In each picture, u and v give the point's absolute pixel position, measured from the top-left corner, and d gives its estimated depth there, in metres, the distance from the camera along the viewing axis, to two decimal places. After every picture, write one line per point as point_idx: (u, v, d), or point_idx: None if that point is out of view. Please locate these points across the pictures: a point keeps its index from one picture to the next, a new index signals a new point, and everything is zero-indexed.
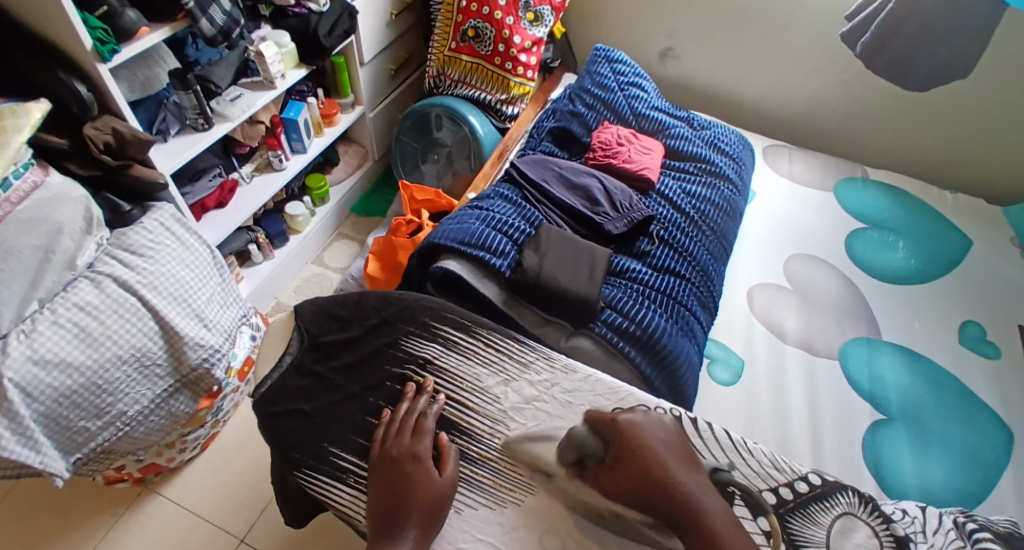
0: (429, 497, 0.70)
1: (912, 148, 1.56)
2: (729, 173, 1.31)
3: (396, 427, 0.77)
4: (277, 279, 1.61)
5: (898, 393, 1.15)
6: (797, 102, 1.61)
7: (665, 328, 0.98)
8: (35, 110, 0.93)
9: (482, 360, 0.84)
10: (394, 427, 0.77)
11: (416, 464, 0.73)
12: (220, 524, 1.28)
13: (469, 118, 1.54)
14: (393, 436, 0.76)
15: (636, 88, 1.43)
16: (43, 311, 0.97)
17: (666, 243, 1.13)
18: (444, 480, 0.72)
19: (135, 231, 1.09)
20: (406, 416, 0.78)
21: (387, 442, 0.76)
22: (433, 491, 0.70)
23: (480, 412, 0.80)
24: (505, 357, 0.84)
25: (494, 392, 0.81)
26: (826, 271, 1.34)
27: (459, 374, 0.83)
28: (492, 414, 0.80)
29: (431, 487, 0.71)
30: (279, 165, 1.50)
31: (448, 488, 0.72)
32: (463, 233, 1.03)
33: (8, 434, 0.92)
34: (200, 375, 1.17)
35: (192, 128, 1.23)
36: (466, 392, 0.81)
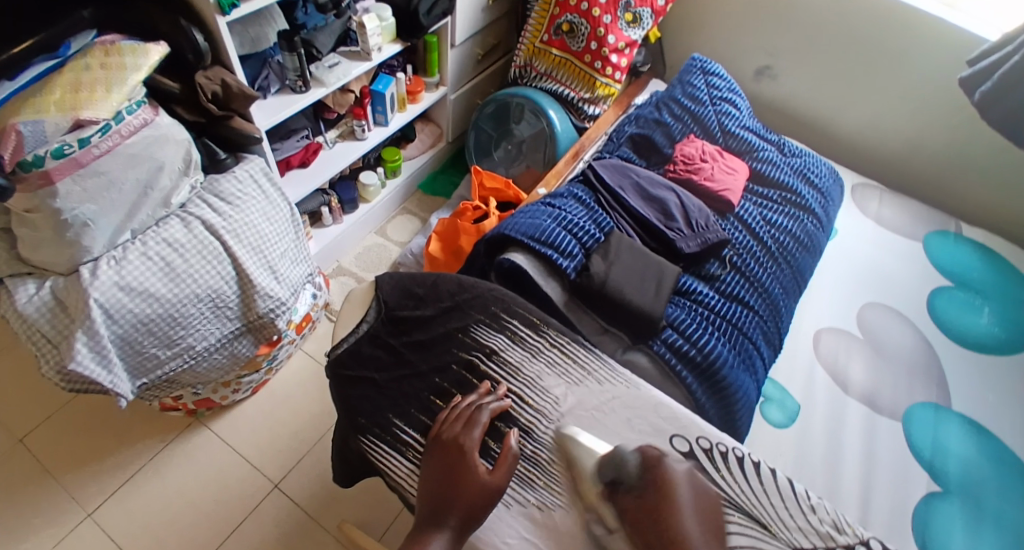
0: (472, 496, 0.69)
1: (1010, 209, 1.47)
2: (815, 207, 1.26)
3: (454, 414, 0.78)
4: (341, 243, 1.65)
5: (960, 467, 1.09)
6: (893, 142, 1.54)
7: (728, 360, 0.95)
8: (154, 53, 0.97)
9: (546, 360, 0.84)
10: (453, 414, 0.78)
11: (466, 459, 0.73)
12: (258, 466, 1.33)
13: (549, 112, 1.55)
14: (450, 422, 0.78)
15: (728, 104, 1.39)
16: (133, 242, 1.06)
17: (737, 269, 1.11)
18: (493, 480, 0.71)
19: (227, 179, 1.16)
20: (465, 406, 0.79)
21: (443, 428, 0.78)
22: (479, 490, 0.70)
23: (536, 411, 0.80)
24: (568, 360, 0.84)
25: (554, 393, 0.81)
26: (901, 326, 1.29)
27: (521, 371, 0.83)
28: (548, 415, 0.79)
29: (475, 483, 0.70)
30: (360, 135, 1.54)
31: (496, 489, 0.71)
32: (533, 228, 1.03)
33: (86, 350, 0.99)
34: (265, 323, 1.23)
35: (291, 89, 1.29)
36: (524, 388, 0.81)
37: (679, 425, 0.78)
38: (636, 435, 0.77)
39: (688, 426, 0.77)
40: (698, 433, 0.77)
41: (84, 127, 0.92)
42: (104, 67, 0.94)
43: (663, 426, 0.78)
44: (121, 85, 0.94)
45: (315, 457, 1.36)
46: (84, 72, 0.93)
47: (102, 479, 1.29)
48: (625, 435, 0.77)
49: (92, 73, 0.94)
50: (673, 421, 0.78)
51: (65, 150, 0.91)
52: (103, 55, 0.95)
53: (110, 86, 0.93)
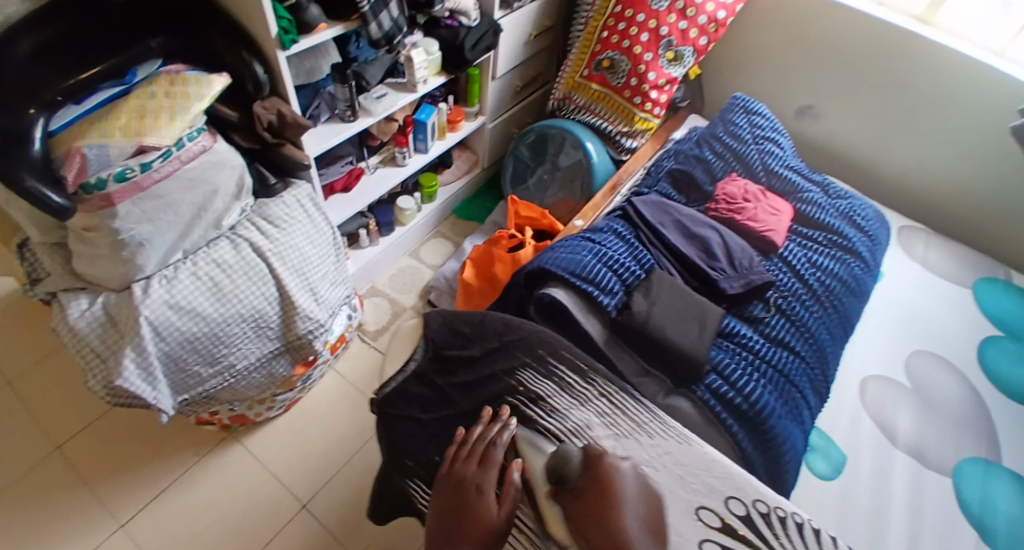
0: (479, 535, 0.72)
1: None
2: (862, 250, 1.25)
3: (466, 450, 0.80)
4: (378, 264, 1.67)
5: (1009, 524, 1.07)
6: (939, 186, 1.51)
7: (775, 409, 0.94)
8: (217, 83, 1.02)
9: (594, 408, 0.79)
10: (464, 450, 0.80)
11: (473, 496, 0.76)
12: (288, 485, 1.34)
13: (586, 143, 1.56)
14: (462, 459, 0.80)
15: (771, 143, 1.38)
16: (184, 262, 1.09)
17: (782, 312, 1.10)
18: (497, 518, 0.74)
19: (276, 203, 1.20)
20: (476, 441, 0.81)
21: (455, 464, 0.80)
22: (486, 530, 0.72)
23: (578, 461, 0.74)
24: (617, 406, 0.79)
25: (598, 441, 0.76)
26: (950, 375, 1.27)
27: (570, 419, 0.79)
28: (591, 467, 0.73)
29: (482, 524, 0.73)
30: (401, 161, 1.58)
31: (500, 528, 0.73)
32: (574, 264, 1.03)
33: (134, 366, 1.02)
34: (303, 344, 1.24)
35: (340, 118, 1.36)
36: (567, 437, 0.77)
37: (734, 484, 0.69)
38: (688, 494, 0.68)
39: (742, 486, 0.68)
40: (754, 496, 0.67)
41: (147, 152, 0.96)
42: (169, 96, 0.99)
43: (717, 485, 0.69)
44: (184, 114, 0.98)
45: (343, 479, 1.36)
46: (150, 100, 0.97)
47: (135, 491, 1.30)
48: (678, 495, 0.68)
49: (157, 101, 0.98)
50: (730, 483, 0.69)
51: (126, 173, 0.94)
52: (169, 84, 0.99)
53: (174, 113, 0.97)
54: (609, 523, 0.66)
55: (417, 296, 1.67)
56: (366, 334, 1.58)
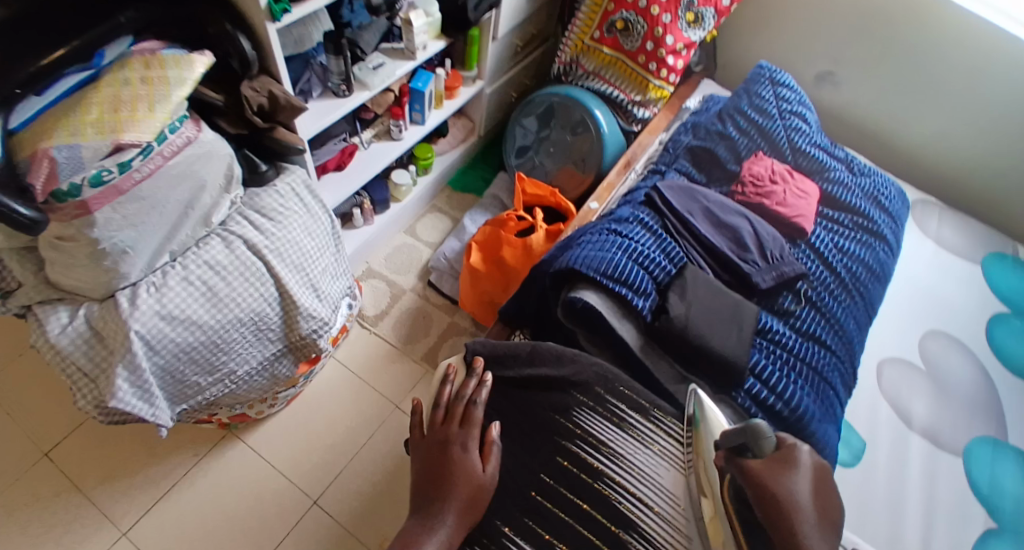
0: (470, 488, 0.74)
1: None
2: (886, 232, 1.22)
3: (443, 413, 0.83)
4: (373, 244, 1.59)
5: (1016, 504, 1.09)
6: (955, 160, 1.52)
7: (813, 411, 0.92)
8: (199, 63, 0.89)
9: (659, 454, 0.83)
10: (442, 413, 0.82)
11: (453, 448, 0.77)
12: (296, 482, 1.29)
13: (595, 111, 1.47)
14: (441, 422, 0.82)
15: (798, 118, 1.31)
16: (173, 265, 0.99)
17: (812, 304, 1.08)
18: (485, 473, 0.76)
19: (268, 193, 1.09)
20: (453, 403, 0.83)
21: (433, 426, 0.82)
22: (477, 484, 0.75)
23: (657, 512, 0.79)
24: (681, 449, 0.84)
25: (670, 489, 0.81)
26: (962, 357, 1.27)
27: (636, 466, 0.81)
28: (671, 518, 0.79)
29: (472, 477, 0.75)
30: (397, 134, 1.48)
31: (488, 482, 0.76)
32: (603, 262, 0.97)
33: (128, 385, 0.93)
34: (307, 343, 1.16)
35: (332, 93, 1.23)
36: (639, 485, 0.80)
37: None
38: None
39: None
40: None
41: (124, 149, 0.83)
42: (145, 82, 0.85)
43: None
44: (165, 103, 0.85)
45: (352, 472, 1.31)
46: (124, 88, 0.84)
47: (134, 496, 1.24)
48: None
49: (132, 89, 0.84)
50: None
51: (104, 176, 0.83)
52: (144, 68, 0.86)
53: (153, 103, 0.85)
54: (784, 492, 0.66)
55: (416, 276, 1.59)
56: (366, 320, 1.50)
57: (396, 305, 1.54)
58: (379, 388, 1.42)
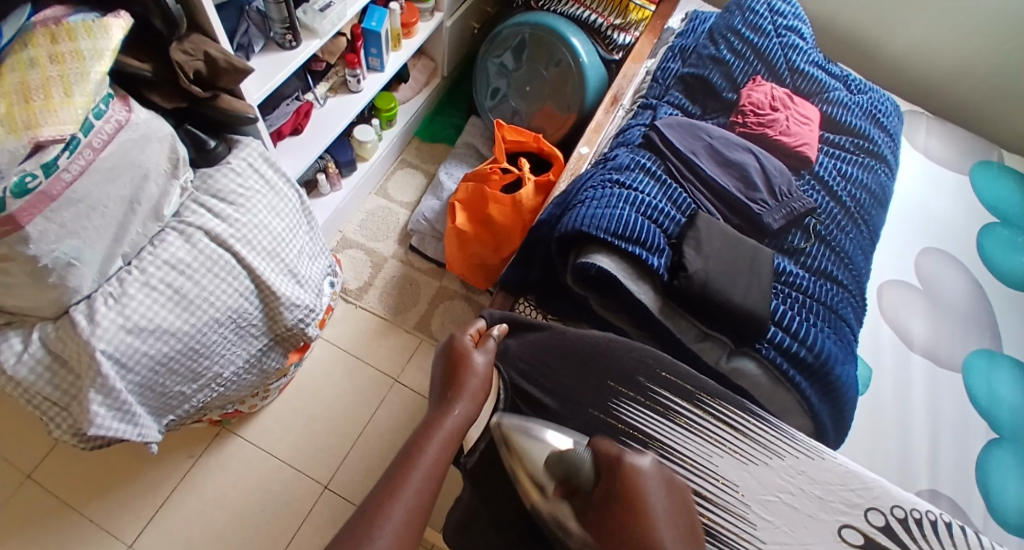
0: (474, 386, 0.75)
1: None
2: (886, 152, 1.17)
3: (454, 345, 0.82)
4: (344, 211, 1.48)
5: (1012, 412, 1.10)
6: (939, 66, 1.49)
7: (836, 354, 0.89)
8: (115, 28, 0.74)
9: (711, 439, 0.77)
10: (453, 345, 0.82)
11: (458, 348, 0.78)
12: (303, 469, 1.23)
13: (571, 39, 1.38)
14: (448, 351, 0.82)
15: (793, 34, 1.24)
16: (130, 270, 0.86)
17: (822, 239, 1.02)
18: (485, 364, 0.78)
19: (223, 173, 0.96)
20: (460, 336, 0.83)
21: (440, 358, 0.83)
22: (476, 375, 0.76)
23: (719, 504, 0.73)
24: (734, 433, 0.77)
25: (729, 478, 0.74)
26: (956, 271, 1.26)
27: (688, 455, 0.75)
28: (734, 509, 0.73)
29: (474, 370, 0.76)
30: (356, 86, 1.34)
31: (488, 372, 0.78)
32: (613, 221, 0.90)
33: (105, 410, 0.83)
34: (294, 333, 1.08)
35: (277, 44, 1.08)
36: (699, 478, 0.74)
37: (871, 496, 0.74)
38: (831, 516, 0.73)
39: (881, 497, 0.73)
40: (892, 504, 0.73)
41: (46, 147, 0.71)
42: (55, 59, 0.71)
43: (855, 500, 0.74)
44: (82, 84, 0.72)
45: (360, 453, 1.26)
46: (30, 71, 0.70)
47: (134, 506, 1.16)
48: (820, 519, 0.73)
49: (41, 71, 0.70)
50: (864, 493, 0.74)
51: (28, 183, 0.70)
52: (50, 43, 0.71)
53: (69, 86, 0.71)
54: (646, 537, 0.56)
55: (396, 241, 1.51)
56: (349, 294, 1.42)
57: (380, 274, 1.46)
58: (374, 363, 1.35)
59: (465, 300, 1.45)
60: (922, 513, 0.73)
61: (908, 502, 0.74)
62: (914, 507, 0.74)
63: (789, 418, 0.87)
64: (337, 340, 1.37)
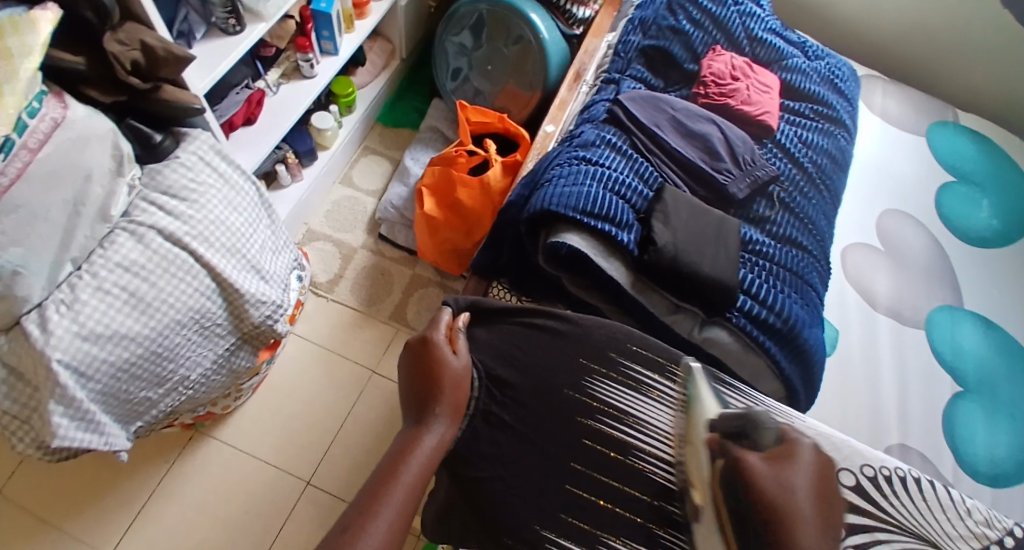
0: (454, 395, 0.75)
1: (993, 91, 1.50)
2: (845, 117, 1.18)
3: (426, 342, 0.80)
4: (308, 203, 1.44)
5: (976, 364, 1.14)
6: (892, 28, 1.50)
7: (803, 318, 0.90)
8: (43, 23, 0.70)
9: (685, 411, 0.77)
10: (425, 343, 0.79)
11: (436, 351, 0.77)
12: (283, 467, 1.21)
13: (530, 16, 1.35)
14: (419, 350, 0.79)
15: (750, 2, 1.24)
16: (81, 276, 0.82)
17: (787, 207, 1.03)
18: (463, 368, 0.78)
19: (172, 169, 0.92)
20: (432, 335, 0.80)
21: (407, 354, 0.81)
22: (455, 383, 0.76)
23: None
24: None
25: None
26: (916, 231, 1.29)
27: (664, 429, 0.75)
28: None
29: (454, 379, 0.76)
30: (309, 71, 1.30)
31: (466, 375, 0.78)
32: (580, 198, 0.89)
33: (67, 421, 0.81)
34: (262, 331, 1.05)
35: (220, 29, 1.03)
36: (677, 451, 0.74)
37: (841, 455, 0.75)
38: None
39: (851, 456, 0.74)
40: (862, 462, 0.74)
41: None
42: None
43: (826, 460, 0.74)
44: (13, 82, 0.69)
45: (342, 446, 1.24)
46: None
47: (108, 519, 1.13)
48: None
49: None
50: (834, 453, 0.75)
51: None
52: None
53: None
54: (785, 494, 0.62)
55: (365, 231, 1.48)
56: (320, 287, 1.40)
57: (350, 265, 1.43)
58: (349, 356, 1.34)
59: (438, 286, 1.44)
60: (891, 470, 0.75)
61: (878, 460, 0.75)
62: (884, 465, 0.75)
63: (761, 383, 0.88)
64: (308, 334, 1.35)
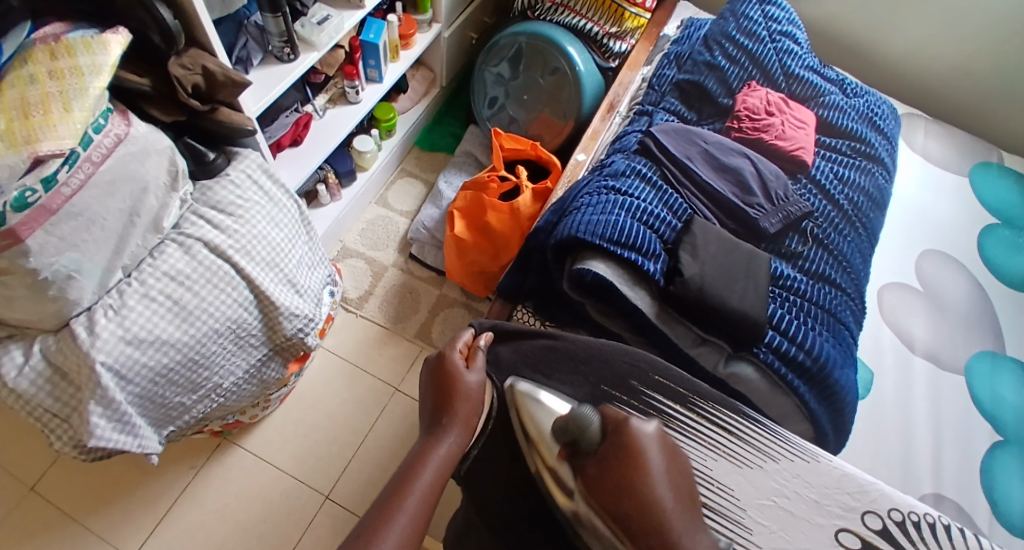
0: (466, 408, 0.74)
1: None
2: (884, 155, 1.17)
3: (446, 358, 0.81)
4: (344, 221, 1.48)
5: (1017, 414, 1.09)
6: (934, 69, 1.49)
7: (834, 358, 0.88)
8: (114, 44, 0.75)
9: (704, 443, 0.76)
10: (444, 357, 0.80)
11: (451, 365, 0.78)
12: (303, 479, 1.23)
13: (568, 49, 1.39)
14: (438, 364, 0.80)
15: (787, 39, 1.25)
16: (129, 282, 0.87)
17: (820, 243, 1.02)
18: (477, 382, 0.77)
19: (222, 185, 0.97)
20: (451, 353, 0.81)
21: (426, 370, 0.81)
22: (468, 397, 0.76)
23: (716, 511, 0.72)
24: (727, 437, 0.77)
25: (723, 481, 0.74)
26: (956, 273, 1.25)
27: None
28: (731, 516, 0.71)
29: (468, 393, 0.76)
30: (354, 97, 1.35)
31: (480, 390, 0.77)
32: (609, 227, 0.90)
33: (105, 421, 0.84)
34: (293, 343, 1.08)
35: (275, 57, 1.09)
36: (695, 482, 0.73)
37: (868, 499, 0.73)
38: (827, 520, 0.71)
39: (877, 500, 0.72)
40: (889, 506, 0.72)
41: (46, 162, 0.72)
42: (54, 75, 0.72)
43: (851, 503, 0.73)
44: (81, 99, 0.73)
45: (361, 462, 1.26)
46: (29, 87, 0.71)
47: (135, 520, 1.16)
48: (817, 523, 0.71)
49: (40, 86, 0.71)
50: (860, 496, 0.73)
51: (27, 197, 0.71)
52: (49, 59, 0.72)
53: (68, 101, 0.72)
54: (644, 487, 0.58)
55: (396, 250, 1.52)
56: (350, 303, 1.43)
57: (380, 282, 1.47)
58: (373, 372, 1.36)
59: (465, 307, 1.46)
60: (921, 516, 0.72)
61: (906, 505, 0.73)
62: (913, 510, 0.73)
63: (788, 423, 0.86)
64: (336, 347, 1.38)
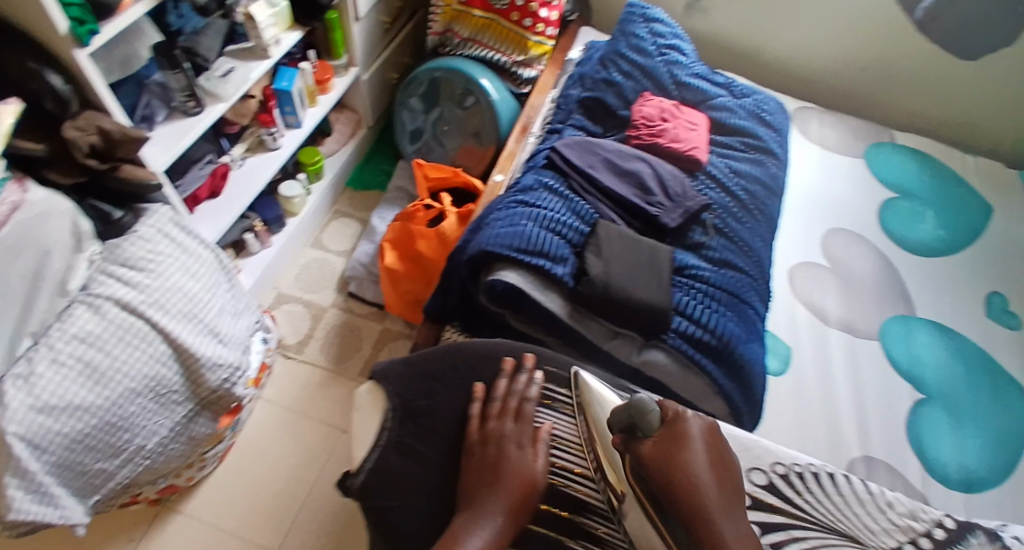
0: None
1: (924, 113, 1.59)
2: (774, 147, 1.24)
3: None
4: (276, 267, 1.49)
5: (935, 372, 1.15)
6: (820, 65, 1.60)
7: (738, 335, 0.93)
8: (6, 114, 0.77)
9: None
10: None
11: None
12: (249, 537, 1.20)
13: (480, 80, 1.45)
14: None
15: (675, 51, 1.34)
16: (39, 349, 0.84)
17: (721, 233, 1.07)
18: None
19: (131, 242, 0.96)
20: None
21: None
22: None
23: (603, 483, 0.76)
24: None
25: None
26: (862, 247, 1.33)
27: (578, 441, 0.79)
28: None
29: None
30: (273, 144, 1.38)
31: None
32: (516, 237, 0.94)
33: (20, 494, 0.82)
34: (220, 396, 1.08)
35: (182, 112, 1.11)
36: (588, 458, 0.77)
37: (752, 456, 0.78)
38: None
39: (760, 456, 0.78)
40: (772, 461, 0.77)
41: None
42: None
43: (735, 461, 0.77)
44: None
45: (308, 513, 1.24)
46: None
47: None
48: None
49: None
50: (744, 454, 0.78)
51: None
52: None
53: None
54: (686, 466, 0.61)
55: (334, 290, 1.53)
56: (289, 349, 1.43)
57: (320, 324, 1.47)
58: (317, 416, 1.35)
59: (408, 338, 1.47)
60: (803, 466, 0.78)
61: (789, 457, 0.78)
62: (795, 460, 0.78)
63: (706, 405, 0.90)
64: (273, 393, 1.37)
